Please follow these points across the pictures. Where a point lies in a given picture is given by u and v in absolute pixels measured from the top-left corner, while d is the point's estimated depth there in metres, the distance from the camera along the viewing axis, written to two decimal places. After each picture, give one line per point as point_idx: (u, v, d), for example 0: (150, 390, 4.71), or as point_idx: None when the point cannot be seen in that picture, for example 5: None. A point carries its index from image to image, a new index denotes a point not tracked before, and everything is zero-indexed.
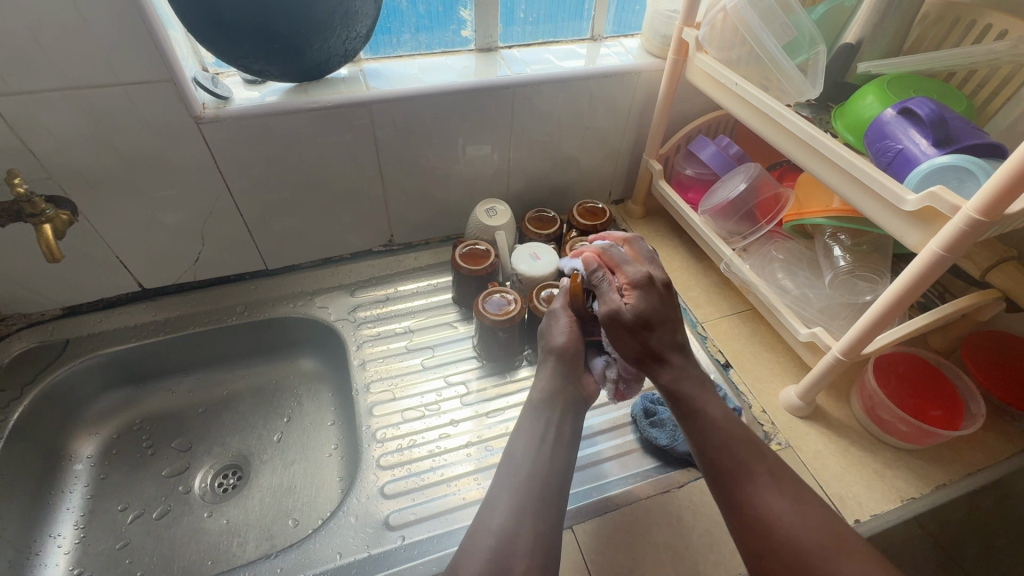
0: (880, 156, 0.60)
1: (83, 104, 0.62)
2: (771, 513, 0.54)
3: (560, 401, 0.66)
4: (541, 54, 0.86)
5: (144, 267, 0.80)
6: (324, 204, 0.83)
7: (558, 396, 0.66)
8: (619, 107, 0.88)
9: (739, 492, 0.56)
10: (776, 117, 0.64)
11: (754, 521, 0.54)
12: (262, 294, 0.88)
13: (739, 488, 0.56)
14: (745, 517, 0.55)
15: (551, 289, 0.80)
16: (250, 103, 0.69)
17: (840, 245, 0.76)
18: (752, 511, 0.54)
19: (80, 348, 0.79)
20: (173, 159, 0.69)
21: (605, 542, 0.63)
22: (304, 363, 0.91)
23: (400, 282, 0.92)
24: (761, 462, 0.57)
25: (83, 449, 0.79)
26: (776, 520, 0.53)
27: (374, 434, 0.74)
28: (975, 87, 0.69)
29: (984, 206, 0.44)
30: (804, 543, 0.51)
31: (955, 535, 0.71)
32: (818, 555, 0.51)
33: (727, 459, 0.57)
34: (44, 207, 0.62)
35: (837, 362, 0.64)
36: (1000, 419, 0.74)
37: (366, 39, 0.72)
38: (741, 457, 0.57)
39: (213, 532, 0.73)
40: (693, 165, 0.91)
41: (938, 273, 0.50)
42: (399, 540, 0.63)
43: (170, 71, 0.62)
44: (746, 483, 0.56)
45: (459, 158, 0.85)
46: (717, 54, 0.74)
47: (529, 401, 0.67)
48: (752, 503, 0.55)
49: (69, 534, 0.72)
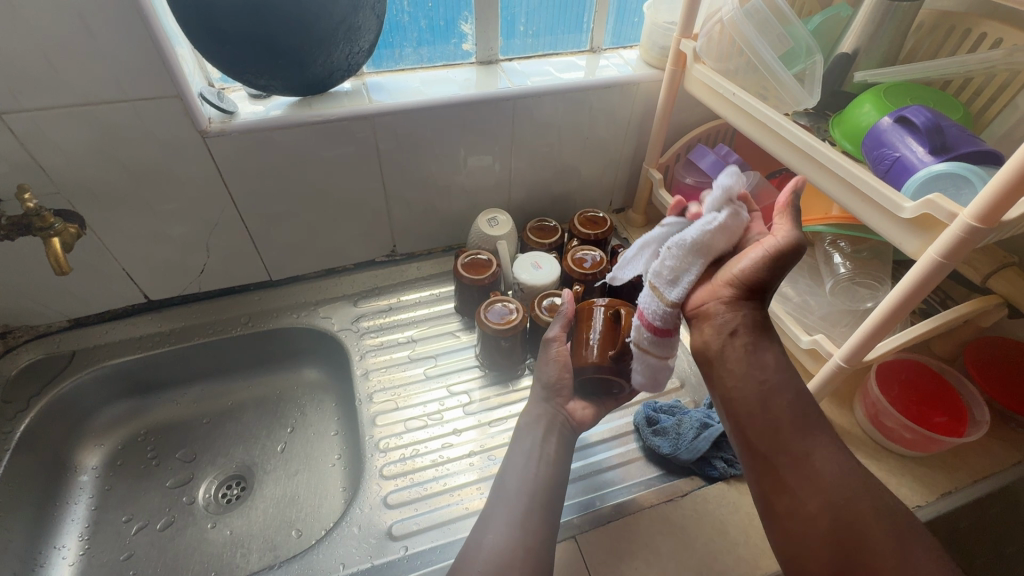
0: (878, 164, 0.60)
1: (92, 119, 0.63)
2: (827, 474, 0.52)
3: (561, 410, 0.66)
4: (541, 67, 0.87)
5: (149, 279, 0.81)
6: (328, 216, 0.83)
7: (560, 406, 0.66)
8: (618, 117, 0.89)
9: (796, 449, 0.54)
10: (774, 126, 0.64)
11: (810, 480, 0.53)
12: (266, 305, 0.88)
13: (795, 447, 0.54)
14: (800, 474, 0.53)
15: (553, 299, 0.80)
16: (255, 118, 0.70)
17: (840, 252, 0.76)
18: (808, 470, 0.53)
19: (86, 359, 0.80)
20: (178, 172, 0.70)
21: (609, 552, 0.63)
22: (307, 373, 0.91)
23: (403, 292, 0.93)
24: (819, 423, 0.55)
25: (88, 460, 0.79)
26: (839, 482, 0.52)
27: (377, 443, 0.74)
28: (972, 95, 0.70)
29: (981, 213, 0.44)
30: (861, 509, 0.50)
31: (963, 544, 0.70)
32: (877, 519, 0.50)
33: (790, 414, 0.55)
34: (53, 220, 0.63)
35: (839, 369, 0.64)
36: (1005, 426, 0.74)
37: (369, 53, 0.74)
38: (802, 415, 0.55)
39: (217, 543, 0.73)
40: (693, 174, 0.92)
41: (936, 280, 0.50)
42: (403, 550, 0.63)
43: (176, 86, 0.64)
44: (805, 441, 0.54)
45: (461, 168, 0.86)
46: (715, 65, 0.75)
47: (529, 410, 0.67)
48: (815, 462, 0.53)
49: (73, 545, 0.72)
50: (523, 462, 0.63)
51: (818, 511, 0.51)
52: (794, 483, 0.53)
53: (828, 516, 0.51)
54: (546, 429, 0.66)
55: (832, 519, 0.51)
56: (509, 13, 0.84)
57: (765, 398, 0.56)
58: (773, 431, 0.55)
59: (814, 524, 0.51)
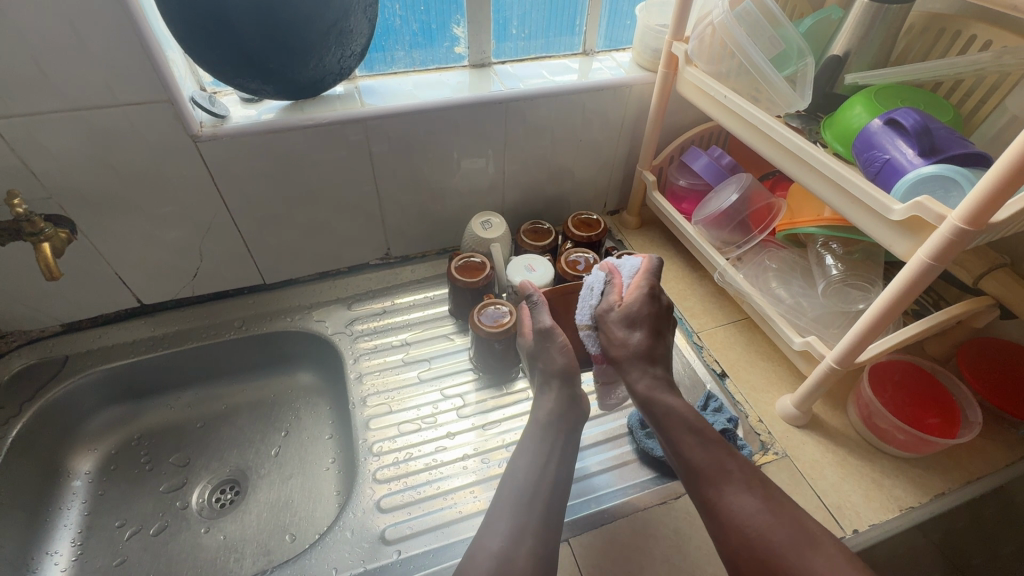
0: (868, 166, 0.60)
1: (83, 124, 0.63)
2: (744, 513, 0.54)
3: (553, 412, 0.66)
4: (534, 69, 0.87)
5: (142, 283, 0.80)
6: (321, 219, 0.83)
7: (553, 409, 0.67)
8: (611, 120, 0.89)
9: (708, 497, 0.57)
10: (765, 128, 0.65)
11: (727, 524, 0.55)
12: (260, 309, 0.88)
13: (709, 494, 0.57)
14: (719, 522, 0.55)
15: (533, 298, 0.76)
16: (246, 121, 0.70)
17: (832, 254, 0.76)
18: (723, 514, 0.55)
19: (80, 364, 0.79)
20: (170, 176, 0.70)
21: (603, 555, 0.63)
22: (302, 376, 0.91)
23: (397, 295, 0.93)
24: (730, 464, 0.58)
25: (81, 465, 0.79)
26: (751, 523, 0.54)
27: (370, 447, 0.74)
28: (962, 96, 0.70)
29: (969, 215, 0.44)
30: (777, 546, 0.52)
31: (958, 544, 0.70)
32: (789, 555, 0.51)
33: (700, 461, 0.58)
34: (43, 225, 0.63)
35: (832, 370, 0.64)
36: (999, 426, 0.74)
37: (360, 57, 0.74)
38: (714, 460, 0.58)
39: (210, 548, 0.73)
40: (686, 175, 0.92)
41: (925, 282, 0.50)
42: (396, 555, 0.63)
43: (168, 91, 0.64)
44: (714, 488, 0.57)
45: (454, 171, 0.86)
46: (706, 67, 0.75)
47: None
48: (725, 506, 0.55)
49: (65, 551, 0.71)
50: (516, 465, 0.63)
51: (743, 554, 0.53)
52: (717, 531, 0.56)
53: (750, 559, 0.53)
54: (540, 432, 0.66)
55: (754, 561, 0.52)
56: (502, 16, 0.84)
57: (680, 450, 0.60)
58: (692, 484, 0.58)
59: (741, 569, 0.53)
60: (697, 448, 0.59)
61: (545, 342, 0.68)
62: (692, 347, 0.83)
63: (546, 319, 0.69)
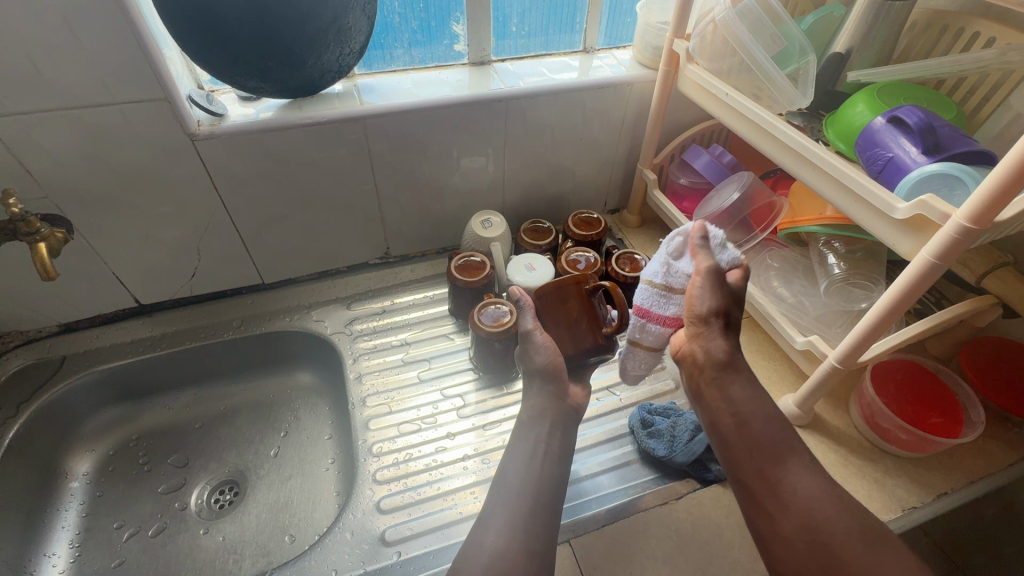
0: (871, 164, 0.60)
1: (78, 123, 0.62)
2: (806, 497, 0.54)
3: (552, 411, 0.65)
4: (534, 67, 0.86)
5: (140, 283, 0.80)
6: (320, 218, 0.83)
7: (550, 405, 0.66)
8: (612, 118, 0.89)
9: (772, 474, 0.56)
10: (767, 126, 0.64)
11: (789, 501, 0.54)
12: (259, 309, 0.88)
13: (773, 472, 0.56)
14: (778, 499, 0.55)
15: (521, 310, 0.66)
16: (244, 120, 0.69)
17: (834, 253, 0.75)
18: (784, 492, 0.55)
19: (77, 364, 0.79)
20: (167, 175, 0.70)
21: (604, 556, 0.62)
22: (301, 376, 0.91)
23: (397, 295, 0.92)
24: (798, 445, 0.58)
25: (79, 467, 0.78)
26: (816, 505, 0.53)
27: (370, 448, 0.73)
28: (966, 93, 0.70)
29: (974, 214, 0.44)
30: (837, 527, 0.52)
31: (960, 542, 0.70)
32: (850, 538, 0.51)
33: (771, 440, 0.58)
34: (39, 226, 0.62)
35: (834, 370, 0.63)
36: (1001, 426, 0.73)
37: (359, 55, 0.73)
38: (780, 441, 0.58)
39: (210, 549, 0.73)
40: (687, 174, 0.91)
41: (930, 281, 0.50)
42: (396, 556, 0.63)
43: (164, 89, 0.63)
44: (780, 467, 0.56)
45: (454, 170, 0.85)
46: (708, 64, 0.74)
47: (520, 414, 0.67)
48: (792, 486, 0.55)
49: (64, 552, 0.71)
50: (516, 463, 0.61)
51: (795, 531, 0.53)
52: (773, 506, 0.55)
53: (805, 537, 0.52)
54: (541, 432, 0.65)
55: (807, 539, 0.52)
56: (502, 13, 0.83)
57: (740, 422, 0.59)
58: (755, 458, 0.58)
59: (791, 545, 0.53)
60: (768, 427, 0.59)
61: (524, 344, 0.65)
62: None
63: (527, 324, 0.65)
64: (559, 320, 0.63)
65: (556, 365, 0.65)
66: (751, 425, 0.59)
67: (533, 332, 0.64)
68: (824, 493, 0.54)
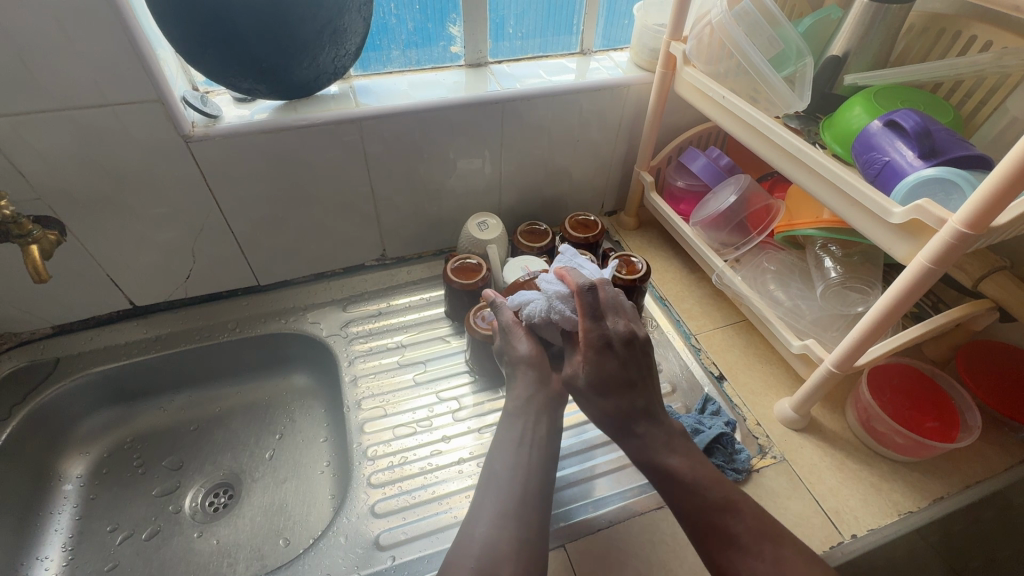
0: (867, 168, 0.60)
1: (71, 124, 0.62)
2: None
3: (540, 403, 0.65)
4: (530, 69, 0.86)
5: (135, 285, 0.80)
6: (316, 220, 0.83)
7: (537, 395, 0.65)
8: (609, 120, 0.89)
9: (722, 557, 0.54)
10: (764, 129, 0.64)
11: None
12: (255, 311, 0.87)
13: (722, 555, 0.54)
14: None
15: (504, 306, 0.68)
16: (239, 121, 0.69)
17: (830, 256, 0.76)
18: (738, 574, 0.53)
19: (71, 366, 0.79)
20: (161, 177, 0.69)
21: (600, 560, 0.62)
22: (297, 379, 0.90)
23: (394, 296, 0.92)
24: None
25: (72, 469, 0.78)
26: None
27: (365, 451, 0.73)
28: (963, 97, 0.69)
29: (970, 219, 0.44)
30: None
31: (956, 546, 0.70)
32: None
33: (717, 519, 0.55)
34: (32, 227, 0.62)
35: (830, 374, 0.63)
36: (998, 430, 0.73)
37: (355, 56, 0.73)
38: (732, 517, 0.55)
39: (204, 552, 0.72)
40: (684, 176, 0.91)
41: (926, 287, 0.49)
42: (390, 561, 0.63)
43: (158, 90, 0.63)
44: (731, 550, 0.54)
45: (451, 172, 0.85)
46: (705, 67, 0.74)
47: (508, 404, 0.66)
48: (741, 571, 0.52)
49: (57, 555, 0.71)
50: (507, 457, 0.61)
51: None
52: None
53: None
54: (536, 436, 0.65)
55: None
56: (498, 15, 0.83)
57: (689, 495, 0.57)
58: (706, 541, 0.55)
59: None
60: (714, 503, 0.56)
61: (504, 337, 0.67)
62: (689, 350, 0.83)
63: (506, 317, 0.67)
64: (533, 311, 0.66)
65: (539, 357, 0.66)
66: (697, 499, 0.56)
67: (511, 322, 0.67)
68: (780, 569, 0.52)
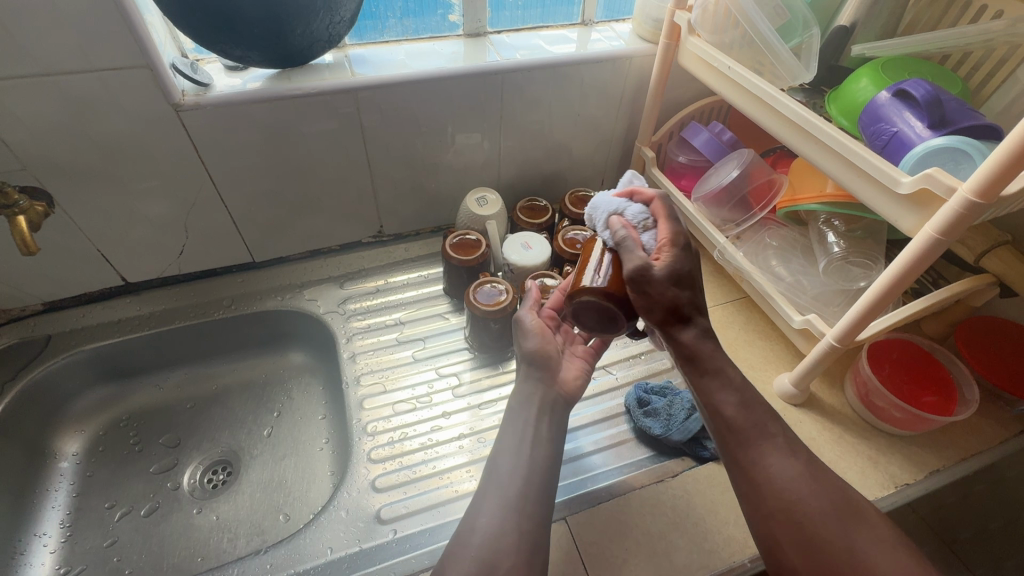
0: (874, 140, 0.59)
1: (56, 91, 0.60)
2: (785, 478, 0.53)
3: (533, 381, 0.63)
4: (530, 39, 0.84)
5: (127, 260, 0.78)
6: (311, 196, 0.81)
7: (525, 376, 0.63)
8: (611, 93, 0.87)
9: (748, 459, 0.55)
10: (769, 100, 0.63)
11: (765, 487, 0.53)
12: (248, 288, 0.86)
13: (751, 458, 0.54)
14: (756, 482, 0.54)
15: (544, 280, 0.78)
16: (231, 91, 0.67)
17: (834, 231, 0.75)
18: (762, 481, 0.53)
19: (63, 343, 0.77)
20: (152, 149, 0.68)
21: (599, 533, 0.62)
22: (294, 356, 0.89)
23: (390, 274, 0.91)
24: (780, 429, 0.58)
25: (68, 446, 0.77)
26: (787, 487, 0.52)
27: (364, 427, 0.73)
28: (970, 69, 0.68)
29: (981, 188, 0.43)
30: (825, 526, 0.50)
31: (947, 519, 0.71)
32: (828, 521, 0.50)
33: (741, 426, 0.55)
34: (18, 198, 0.60)
35: (832, 349, 0.63)
36: (995, 404, 0.74)
37: (350, 23, 0.70)
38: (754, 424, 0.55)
39: (203, 528, 0.72)
40: (686, 152, 0.90)
41: (933, 257, 0.49)
42: (391, 534, 0.63)
43: (146, 56, 0.60)
44: (755, 452, 0.54)
45: (449, 146, 0.83)
46: (709, 37, 0.72)
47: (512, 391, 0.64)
48: (763, 467, 0.54)
49: (54, 532, 0.70)
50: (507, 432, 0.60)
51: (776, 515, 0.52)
52: (752, 489, 0.54)
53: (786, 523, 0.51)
54: (520, 413, 0.62)
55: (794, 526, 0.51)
56: None
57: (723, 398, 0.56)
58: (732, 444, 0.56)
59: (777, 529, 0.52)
60: (738, 415, 0.56)
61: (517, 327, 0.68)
62: None
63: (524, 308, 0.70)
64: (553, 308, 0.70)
65: (545, 350, 0.65)
66: (736, 403, 0.56)
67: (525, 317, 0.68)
68: (798, 479, 0.52)
